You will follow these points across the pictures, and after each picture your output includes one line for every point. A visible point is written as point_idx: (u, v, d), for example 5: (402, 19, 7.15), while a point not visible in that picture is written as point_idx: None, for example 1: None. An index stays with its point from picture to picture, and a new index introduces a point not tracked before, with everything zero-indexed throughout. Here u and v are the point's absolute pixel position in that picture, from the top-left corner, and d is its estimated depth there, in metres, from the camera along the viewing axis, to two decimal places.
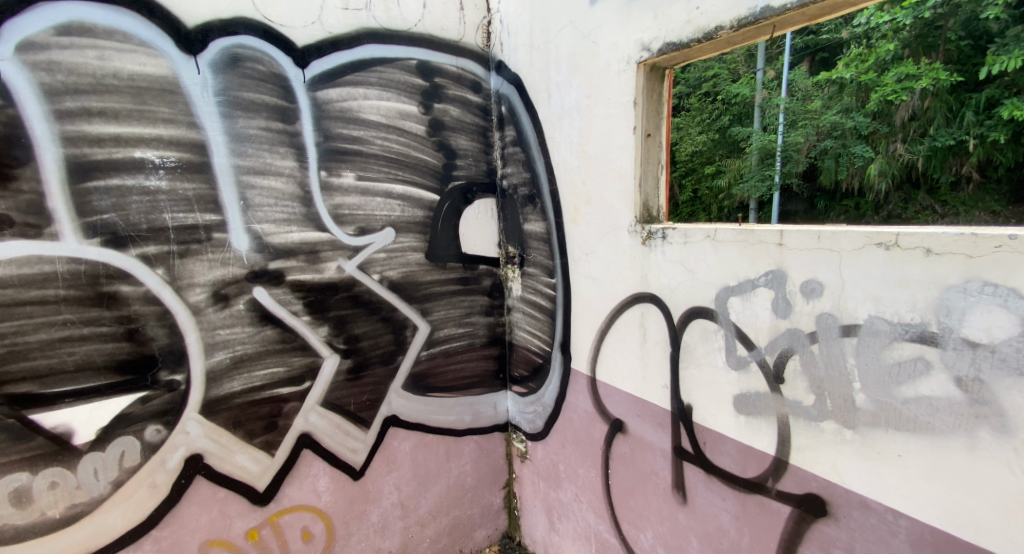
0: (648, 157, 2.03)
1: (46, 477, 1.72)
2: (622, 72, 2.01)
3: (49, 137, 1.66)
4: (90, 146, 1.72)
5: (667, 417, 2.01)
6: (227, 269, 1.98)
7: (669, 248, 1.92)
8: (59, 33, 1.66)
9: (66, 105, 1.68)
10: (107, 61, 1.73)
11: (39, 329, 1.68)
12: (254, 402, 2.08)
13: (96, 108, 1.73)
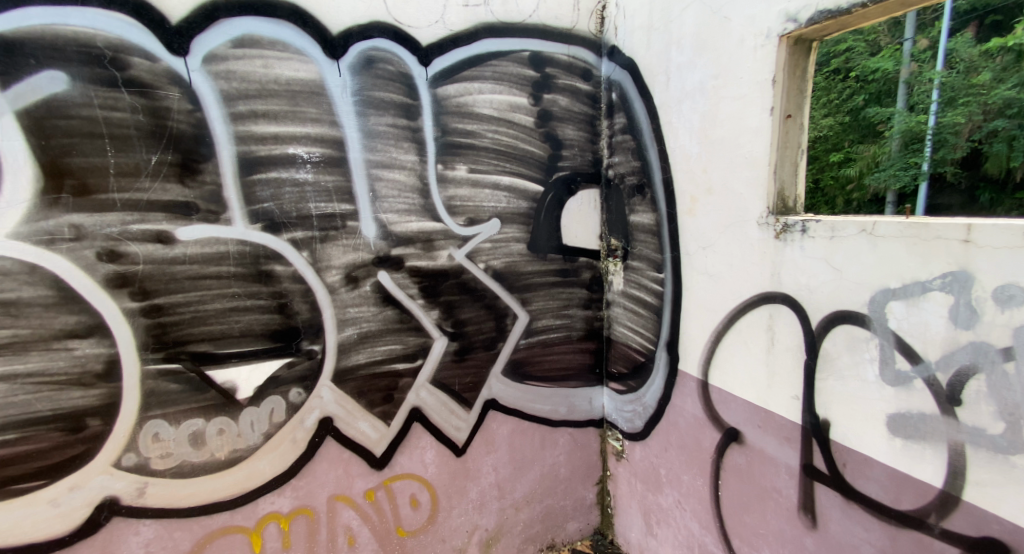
0: (786, 140, 1.91)
1: (216, 424, 2.01)
2: (758, 48, 1.91)
3: (226, 137, 1.94)
4: (255, 144, 1.99)
5: (797, 432, 1.91)
6: (358, 253, 2.19)
7: (809, 243, 1.81)
8: (235, 45, 1.92)
9: (239, 108, 1.95)
10: (270, 69, 1.98)
11: (215, 300, 1.97)
12: (375, 375, 2.29)
13: (261, 110, 1.98)
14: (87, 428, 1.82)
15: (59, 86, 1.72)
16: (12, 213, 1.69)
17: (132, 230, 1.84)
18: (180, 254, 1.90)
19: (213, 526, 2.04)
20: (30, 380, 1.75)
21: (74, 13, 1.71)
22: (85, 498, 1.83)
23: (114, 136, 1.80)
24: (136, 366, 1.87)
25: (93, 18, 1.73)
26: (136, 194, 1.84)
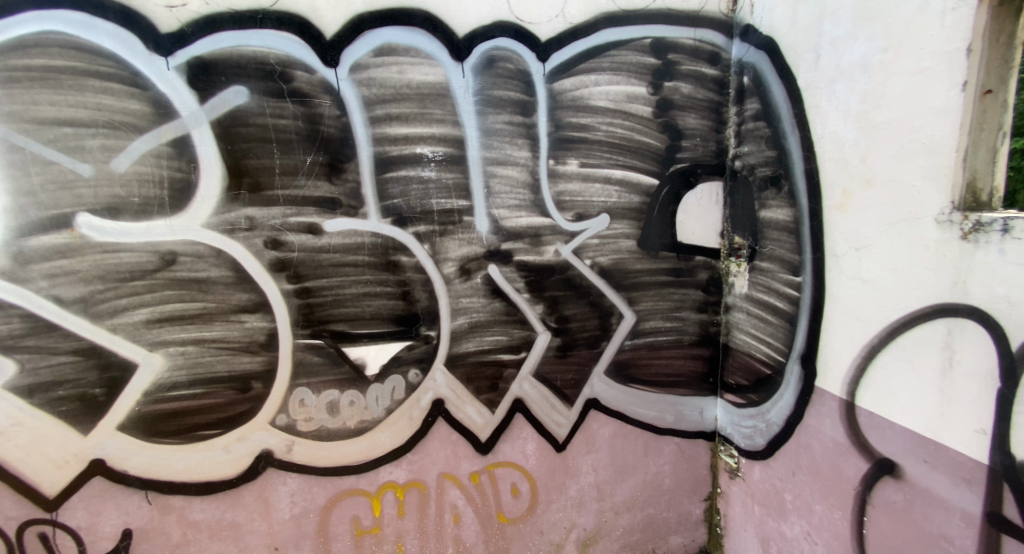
0: (983, 120, 1.61)
1: (349, 395, 2.24)
2: (949, 12, 1.64)
3: (366, 139, 2.15)
4: (388, 145, 2.17)
5: (981, 473, 1.62)
6: (471, 247, 2.30)
7: (1011, 245, 1.53)
8: (376, 55, 2.11)
9: (378, 112, 2.15)
10: (404, 74, 2.14)
11: (351, 285, 2.19)
12: (482, 363, 2.39)
13: (394, 113, 2.16)
14: (253, 389, 2.13)
15: (241, 99, 2.02)
16: (204, 206, 2.01)
17: (290, 222, 2.10)
18: (326, 243, 2.14)
19: (343, 486, 2.28)
20: (212, 345, 2.07)
21: (254, 34, 1.99)
22: (247, 448, 2.15)
23: (280, 140, 2.07)
24: (289, 339, 2.15)
25: (268, 38, 2.00)
26: (294, 190, 2.10)
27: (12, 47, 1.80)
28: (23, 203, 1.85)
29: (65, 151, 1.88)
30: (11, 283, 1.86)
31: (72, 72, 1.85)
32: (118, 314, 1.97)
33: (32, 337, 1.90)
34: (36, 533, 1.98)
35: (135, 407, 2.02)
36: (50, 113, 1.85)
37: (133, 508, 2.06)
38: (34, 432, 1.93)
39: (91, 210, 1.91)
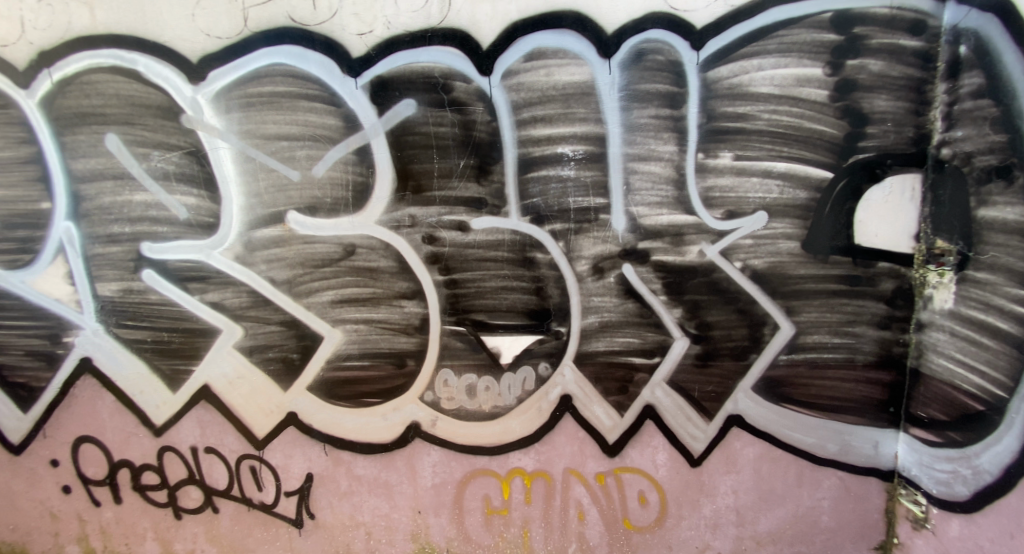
0: None
1: (484, 381, 2.39)
2: None
3: (512, 141, 2.25)
4: (532, 146, 2.25)
5: None
6: (606, 246, 2.28)
7: None
8: (526, 60, 2.19)
9: (524, 116, 2.23)
10: (551, 76, 2.20)
11: (491, 279, 2.33)
12: (611, 364, 2.36)
13: (540, 115, 2.23)
14: (407, 366, 2.41)
15: (410, 110, 2.25)
16: (377, 205, 2.30)
17: (444, 220, 2.30)
18: (471, 240, 2.31)
19: (478, 465, 2.45)
20: (378, 325, 2.38)
21: (424, 51, 2.20)
22: (400, 418, 2.43)
23: (439, 146, 2.27)
24: (437, 325, 2.37)
25: (435, 54, 2.20)
26: (449, 191, 2.29)
27: (252, 78, 2.23)
28: (252, 203, 2.32)
29: (281, 160, 2.29)
30: (242, 266, 2.36)
31: (289, 95, 2.25)
32: (310, 294, 2.37)
33: (254, 309, 2.39)
34: (248, 465, 2.50)
35: (319, 372, 2.43)
36: (275, 130, 2.27)
37: (313, 456, 2.48)
38: (251, 384, 2.44)
39: (298, 210, 2.32)
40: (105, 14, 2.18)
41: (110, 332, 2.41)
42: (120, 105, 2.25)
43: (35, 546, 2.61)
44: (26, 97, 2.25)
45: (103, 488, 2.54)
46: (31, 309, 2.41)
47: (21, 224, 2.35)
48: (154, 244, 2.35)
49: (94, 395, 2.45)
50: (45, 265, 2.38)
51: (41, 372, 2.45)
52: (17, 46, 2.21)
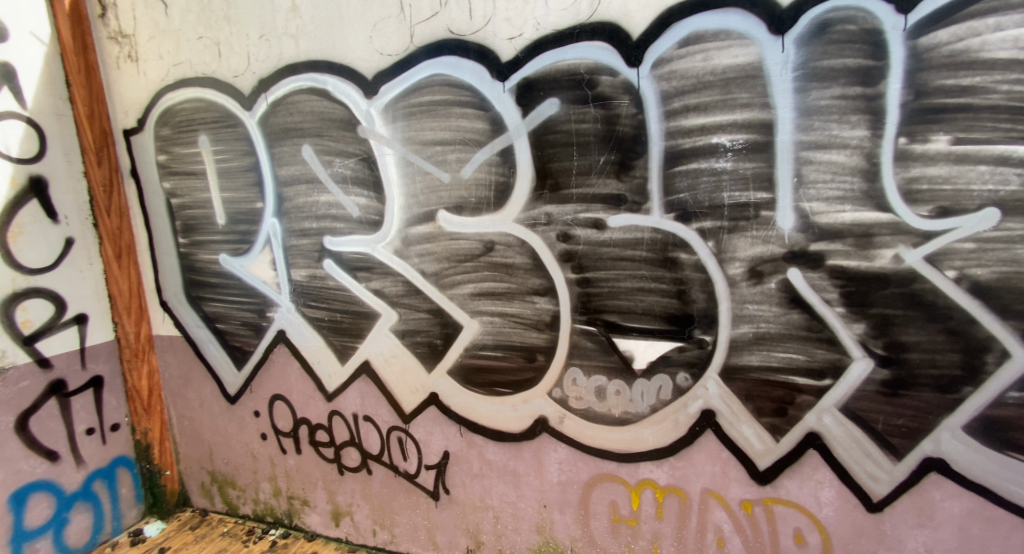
0: None
1: (615, 384, 2.32)
2: None
3: (659, 134, 2.11)
4: (682, 138, 2.08)
5: None
6: (767, 247, 2.03)
7: None
8: (680, 46, 2.02)
9: (674, 105, 2.07)
10: (709, 61, 2.00)
11: (628, 279, 2.24)
12: (767, 382, 2.11)
13: (693, 103, 2.05)
14: (537, 360, 2.45)
15: (554, 109, 2.24)
16: (517, 204, 2.36)
17: (580, 218, 2.27)
18: (607, 238, 2.24)
19: (605, 470, 2.40)
20: (511, 319, 2.47)
21: (571, 48, 2.17)
22: (529, 411, 2.49)
23: (580, 143, 2.23)
24: (569, 323, 2.36)
25: (582, 50, 2.15)
26: (588, 188, 2.24)
27: (412, 89, 2.46)
28: (410, 203, 2.57)
29: (435, 164, 2.48)
30: (400, 259, 2.63)
31: (444, 103, 2.42)
32: (454, 287, 2.55)
33: (407, 297, 2.66)
34: (396, 436, 2.80)
35: (459, 358, 2.60)
36: (431, 136, 2.47)
37: (451, 437, 2.67)
38: (402, 363, 2.72)
39: (447, 209, 2.50)
40: (306, 44, 2.61)
41: (300, 311, 2.90)
42: (312, 120, 2.68)
43: (242, 477, 3.30)
44: (249, 117, 2.80)
45: (289, 438, 3.08)
46: (247, 288, 3.01)
47: (243, 220, 2.95)
48: (334, 238, 2.75)
49: (286, 361, 2.98)
50: (257, 253, 2.95)
51: (250, 340, 3.04)
52: (245, 77, 2.76)
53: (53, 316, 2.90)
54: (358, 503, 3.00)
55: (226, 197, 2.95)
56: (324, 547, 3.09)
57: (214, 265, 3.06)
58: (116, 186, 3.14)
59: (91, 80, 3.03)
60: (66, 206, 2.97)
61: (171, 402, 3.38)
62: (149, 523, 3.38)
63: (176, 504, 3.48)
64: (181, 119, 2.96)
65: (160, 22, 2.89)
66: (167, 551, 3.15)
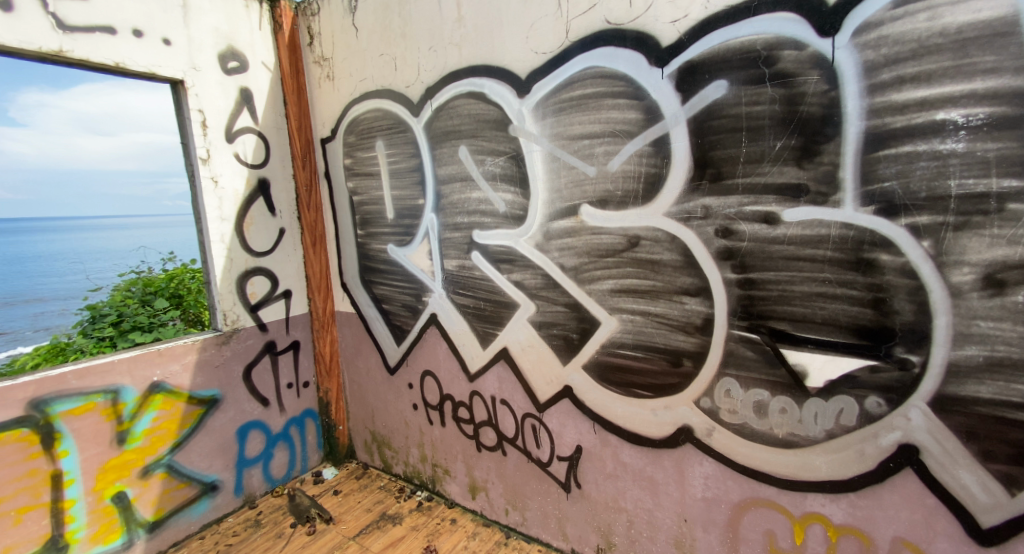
0: None
1: (780, 402, 2.07)
2: None
3: (859, 112, 1.81)
4: (891, 115, 1.76)
5: None
6: (1013, 249, 1.65)
7: None
8: (896, 5, 1.72)
9: (882, 77, 1.76)
10: (937, 20, 1.67)
11: (803, 283, 1.98)
12: (1001, 421, 1.72)
13: (911, 73, 1.72)
14: (683, 366, 2.28)
15: (720, 92, 2.04)
16: (669, 198, 2.21)
17: (745, 211, 2.05)
18: (780, 234, 1.99)
19: (761, 495, 2.16)
20: (654, 319, 2.33)
21: (746, 24, 1.96)
22: (672, 418, 2.34)
23: (751, 128, 2.01)
24: (724, 328, 2.16)
25: (760, 23, 1.93)
26: (757, 178, 2.01)
27: (564, 85, 2.44)
28: (554, 198, 2.56)
29: (581, 158, 2.44)
30: (540, 252, 2.65)
31: (595, 97, 2.36)
32: (594, 282, 2.49)
33: (545, 290, 2.67)
34: (529, 423, 2.84)
35: (595, 354, 2.54)
36: (579, 130, 2.43)
37: (584, 432, 2.64)
38: (538, 353, 2.74)
39: (591, 203, 2.44)
40: (469, 51, 2.74)
41: (449, 298, 3.07)
42: (469, 122, 2.80)
43: (397, 439, 3.62)
44: (416, 123, 3.03)
45: (435, 411, 3.30)
46: (409, 276, 3.27)
47: (408, 215, 3.20)
48: (481, 232, 2.86)
49: (436, 342, 3.19)
50: (417, 244, 3.19)
51: (408, 320, 3.31)
52: (415, 87, 3.00)
53: (270, 289, 3.46)
54: (493, 481, 3.11)
55: (396, 195, 3.23)
56: (461, 516, 3.27)
57: (383, 254, 3.38)
58: (315, 186, 3.63)
59: (302, 98, 3.53)
60: (280, 202, 3.53)
61: (346, 368, 3.83)
62: (326, 468, 3.89)
63: (345, 455, 3.96)
64: (362, 127, 3.31)
65: (351, 44, 3.26)
66: (339, 493, 3.59)
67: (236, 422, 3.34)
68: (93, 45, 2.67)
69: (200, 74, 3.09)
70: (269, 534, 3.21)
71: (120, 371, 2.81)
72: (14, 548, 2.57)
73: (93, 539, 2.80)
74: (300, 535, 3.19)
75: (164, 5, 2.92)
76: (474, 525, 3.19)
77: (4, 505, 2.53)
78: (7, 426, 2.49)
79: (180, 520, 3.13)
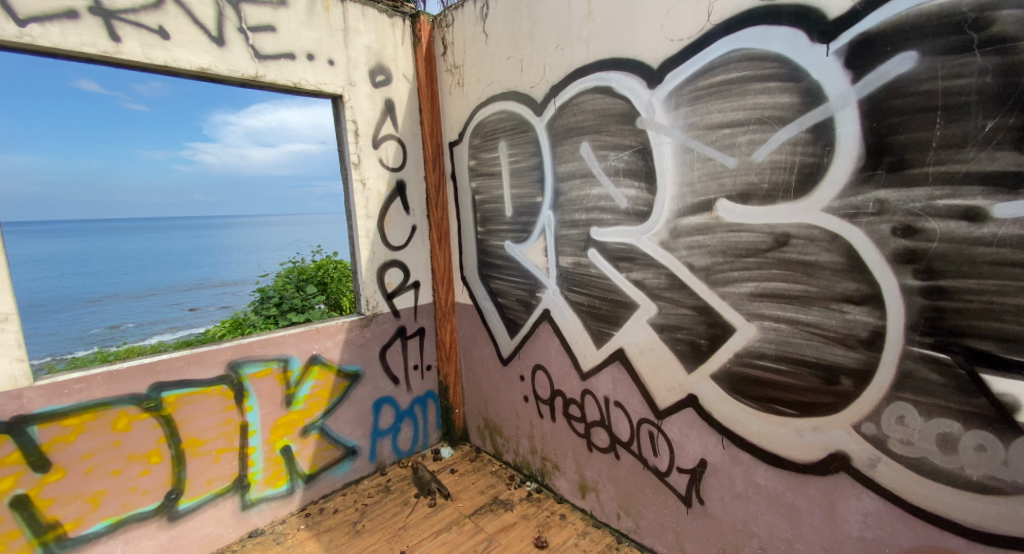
0: None
1: (976, 438, 1.74)
2: None
3: None
4: None
5: None
6: None
7: None
8: None
9: None
10: None
11: (1018, 294, 1.64)
12: None
13: None
14: (840, 385, 2.01)
15: (906, 66, 1.76)
16: (830, 191, 1.94)
17: (937, 205, 1.74)
18: (987, 234, 1.67)
19: (940, 543, 1.84)
20: (806, 328, 2.08)
21: None
22: (822, 442, 2.08)
23: (948, 106, 1.70)
24: (898, 344, 1.86)
25: None
26: (955, 165, 1.70)
27: (704, 71, 2.25)
28: (684, 192, 2.39)
29: (720, 148, 2.24)
30: (665, 250, 2.49)
31: (741, 82, 2.15)
32: (729, 283, 2.28)
33: (669, 291, 2.51)
34: (647, 429, 2.71)
35: (727, 363, 2.33)
36: (718, 119, 2.23)
37: (711, 445, 2.44)
38: (658, 357, 2.59)
39: (729, 197, 2.24)
40: (597, 46, 2.65)
41: (563, 295, 3.02)
42: (593, 118, 2.72)
43: (507, 428, 3.66)
44: (539, 122, 3.01)
45: (546, 406, 3.28)
46: (524, 272, 3.28)
47: (526, 213, 3.21)
48: (599, 229, 2.77)
49: (548, 338, 3.17)
50: (533, 241, 3.18)
51: (522, 315, 3.32)
52: (540, 86, 2.98)
53: (403, 279, 3.67)
54: (604, 482, 3.01)
55: (516, 194, 3.25)
56: (571, 513, 3.21)
57: (501, 250, 3.42)
58: (442, 185, 3.78)
59: (435, 106, 3.70)
60: (413, 201, 3.72)
61: (463, 354, 3.95)
62: (443, 447, 4.05)
63: (460, 436, 4.10)
64: (488, 129, 3.36)
65: (481, 50, 3.33)
66: (456, 472, 3.72)
67: (372, 397, 3.59)
68: (280, 69, 3.02)
69: (355, 89, 3.36)
70: (396, 501, 3.42)
71: (290, 343, 3.15)
72: (213, 482, 2.96)
73: (266, 483, 3.17)
74: (422, 506, 3.36)
75: (329, 30, 3.22)
76: (584, 523, 3.12)
77: (209, 445, 2.92)
78: (213, 381, 2.89)
79: (329, 476, 3.46)
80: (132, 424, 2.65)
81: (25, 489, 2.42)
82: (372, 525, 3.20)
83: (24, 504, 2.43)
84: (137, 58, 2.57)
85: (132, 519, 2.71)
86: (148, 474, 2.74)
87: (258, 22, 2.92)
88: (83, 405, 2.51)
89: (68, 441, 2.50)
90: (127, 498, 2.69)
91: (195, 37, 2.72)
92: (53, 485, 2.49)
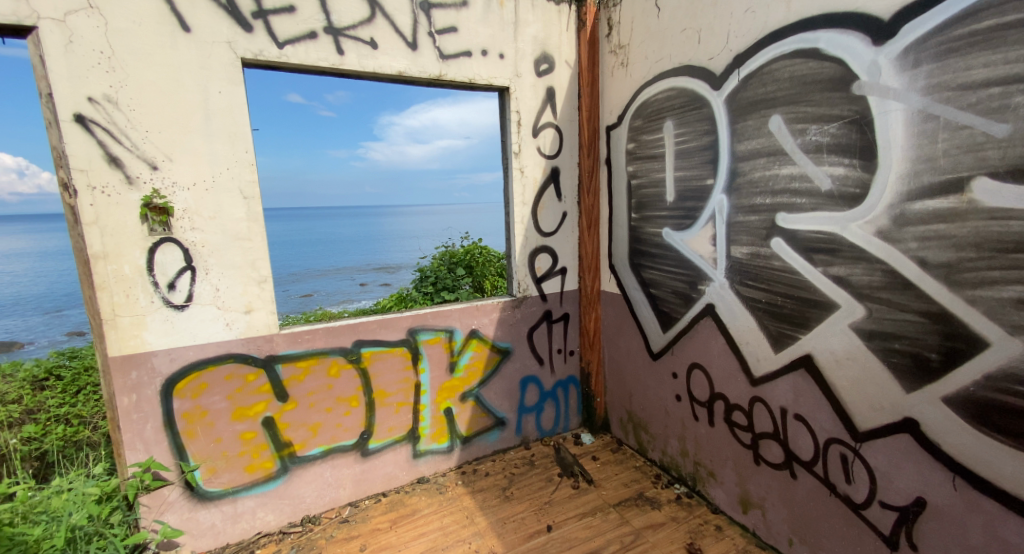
0: None
1: None
2: None
3: None
4: None
5: None
6: None
7: None
8: None
9: None
10: None
11: None
12: None
13: None
14: None
15: None
16: None
17: None
18: None
19: None
20: None
21: None
22: None
23: None
24: None
25: None
26: None
27: (963, 16, 1.81)
28: (919, 169, 1.95)
29: (984, 114, 1.79)
30: (883, 241, 2.07)
31: (1022, 24, 1.70)
32: (983, 286, 1.83)
33: (887, 292, 2.08)
34: (838, 451, 2.32)
35: (969, 385, 1.89)
36: (982, 75, 1.78)
37: (935, 483, 2.01)
38: (862, 369, 2.18)
39: (992, 174, 1.78)
40: (801, 2, 2.27)
41: (734, 289, 2.71)
42: (789, 87, 2.35)
43: (654, 425, 3.47)
44: (716, 96, 2.70)
45: (703, 408, 3.01)
46: (683, 261, 3.02)
47: (691, 198, 2.93)
48: (788, 215, 2.41)
49: (711, 335, 2.89)
50: (699, 228, 2.90)
51: (677, 308, 3.08)
52: (721, 56, 2.67)
53: (551, 265, 3.68)
54: (773, 502, 2.67)
55: (680, 176, 2.99)
56: (728, 526, 2.93)
57: (657, 237, 3.20)
58: (595, 171, 3.65)
59: (594, 90, 3.55)
60: (566, 188, 3.67)
61: (607, 344, 3.83)
62: (584, 433, 4.00)
63: (600, 425, 4.01)
64: (652, 110, 3.14)
65: (651, 26, 3.10)
66: (598, 460, 3.65)
67: (520, 373, 3.68)
68: (459, 67, 3.18)
69: (521, 80, 3.39)
70: (541, 476, 3.48)
71: (455, 317, 3.36)
72: (394, 429, 3.31)
73: (432, 438, 3.46)
74: (565, 486, 3.37)
75: (501, 24, 3.29)
76: (744, 541, 2.82)
77: (393, 397, 3.26)
78: (398, 343, 3.21)
79: (481, 441, 3.65)
80: (341, 372, 3.08)
81: (273, 413, 2.95)
82: (520, 494, 3.31)
83: (271, 425, 2.96)
84: (356, 68, 2.90)
85: (337, 450, 3.16)
86: (350, 415, 3.16)
87: (443, 25, 3.10)
88: (310, 351, 2.98)
89: (298, 379, 2.98)
90: (334, 432, 3.14)
91: (395, 44, 2.98)
92: (290, 413, 3.00)
